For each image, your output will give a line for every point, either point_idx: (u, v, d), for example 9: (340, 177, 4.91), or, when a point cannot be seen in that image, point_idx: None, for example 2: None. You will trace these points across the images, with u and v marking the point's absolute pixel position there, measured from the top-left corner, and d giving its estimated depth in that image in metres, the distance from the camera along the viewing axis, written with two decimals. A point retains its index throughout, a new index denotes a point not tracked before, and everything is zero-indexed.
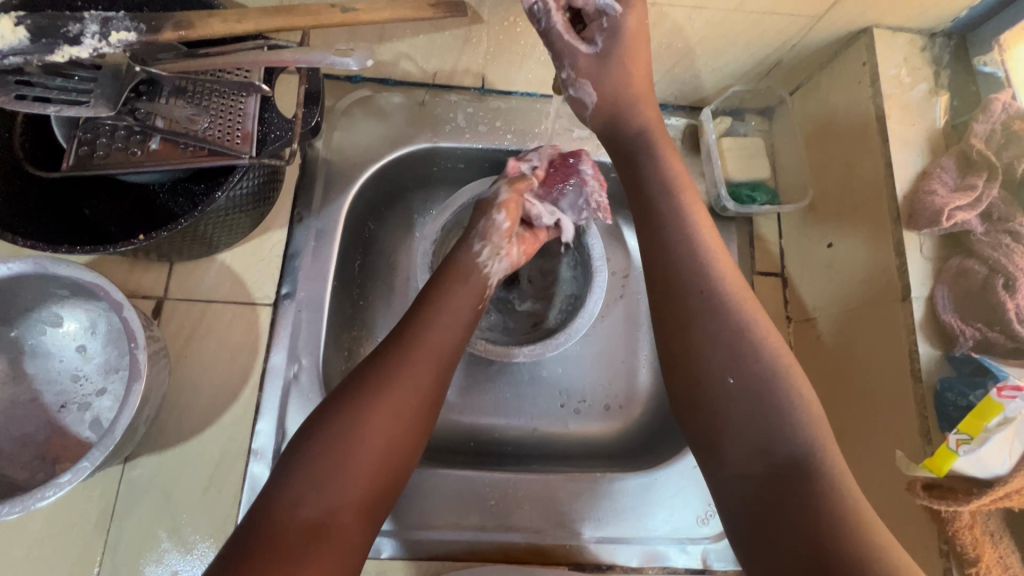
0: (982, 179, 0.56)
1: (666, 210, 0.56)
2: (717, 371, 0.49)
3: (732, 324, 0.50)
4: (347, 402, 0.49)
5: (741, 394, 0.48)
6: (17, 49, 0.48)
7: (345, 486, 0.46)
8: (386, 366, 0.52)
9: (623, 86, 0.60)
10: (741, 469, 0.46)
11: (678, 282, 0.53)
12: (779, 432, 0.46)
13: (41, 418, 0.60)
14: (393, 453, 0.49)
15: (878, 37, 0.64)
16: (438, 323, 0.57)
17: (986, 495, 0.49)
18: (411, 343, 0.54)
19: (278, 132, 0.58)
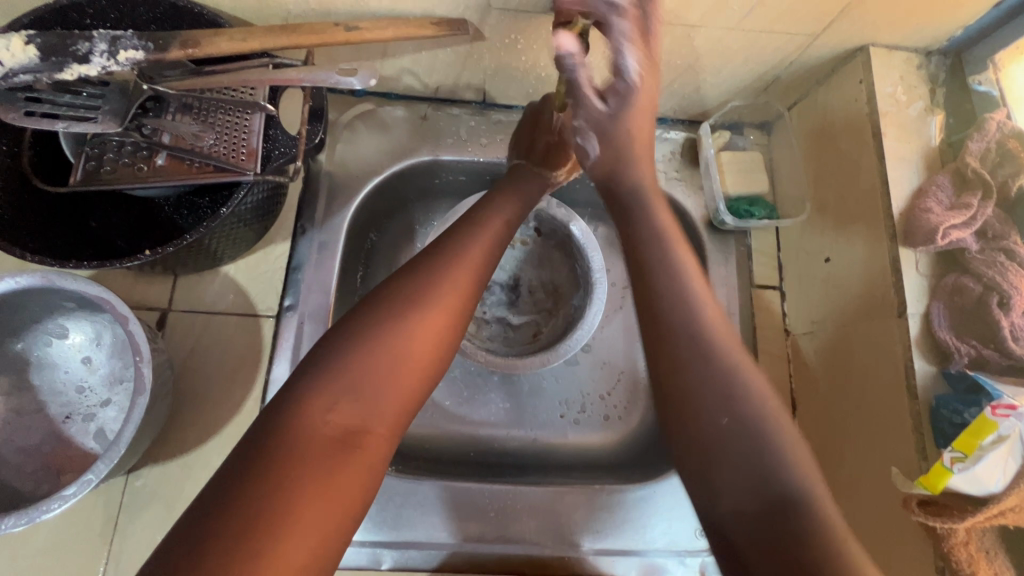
0: (977, 198, 0.57)
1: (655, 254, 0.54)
2: (709, 411, 0.46)
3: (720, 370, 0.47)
4: (383, 314, 0.47)
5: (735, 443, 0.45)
6: (28, 68, 0.49)
7: (379, 398, 0.44)
8: (425, 279, 0.50)
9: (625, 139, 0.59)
10: (735, 503, 0.43)
11: (666, 325, 0.50)
12: (772, 469, 0.43)
13: (46, 429, 0.61)
14: (429, 366, 0.48)
15: (875, 55, 0.65)
16: (476, 246, 0.55)
17: (982, 513, 0.48)
18: (450, 259, 0.52)
19: (283, 149, 0.60)
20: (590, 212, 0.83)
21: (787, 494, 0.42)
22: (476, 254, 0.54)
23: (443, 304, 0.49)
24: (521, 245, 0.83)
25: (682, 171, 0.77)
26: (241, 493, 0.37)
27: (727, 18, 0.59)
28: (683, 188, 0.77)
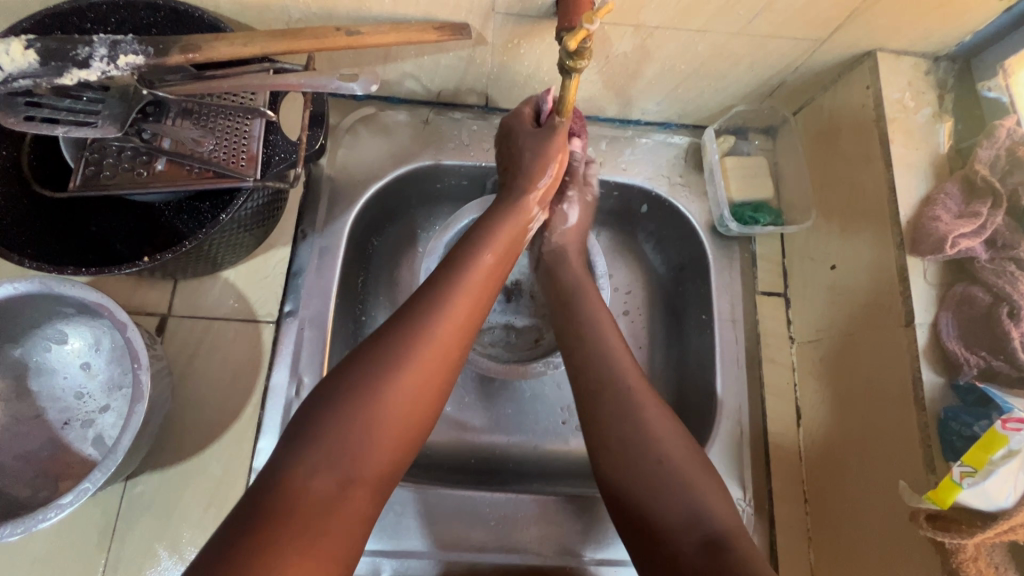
0: (986, 206, 0.56)
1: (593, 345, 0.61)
2: (649, 455, 0.53)
3: (654, 444, 0.54)
4: (368, 371, 0.48)
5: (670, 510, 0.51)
6: (27, 73, 0.48)
7: (363, 460, 0.46)
8: (408, 336, 0.50)
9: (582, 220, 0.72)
10: (675, 540, 0.49)
11: (607, 377, 0.58)
12: (704, 509, 0.50)
13: (45, 435, 0.61)
14: (410, 427, 0.49)
15: (882, 60, 0.64)
16: (462, 298, 0.54)
17: (991, 529, 0.48)
18: (438, 310, 0.52)
19: (283, 154, 0.59)
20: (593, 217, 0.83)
21: (719, 554, 0.47)
22: (466, 303, 0.54)
23: (428, 360, 0.50)
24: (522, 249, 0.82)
25: (687, 176, 0.76)
26: (230, 553, 0.39)
27: (732, 23, 0.58)
28: (687, 193, 0.76)
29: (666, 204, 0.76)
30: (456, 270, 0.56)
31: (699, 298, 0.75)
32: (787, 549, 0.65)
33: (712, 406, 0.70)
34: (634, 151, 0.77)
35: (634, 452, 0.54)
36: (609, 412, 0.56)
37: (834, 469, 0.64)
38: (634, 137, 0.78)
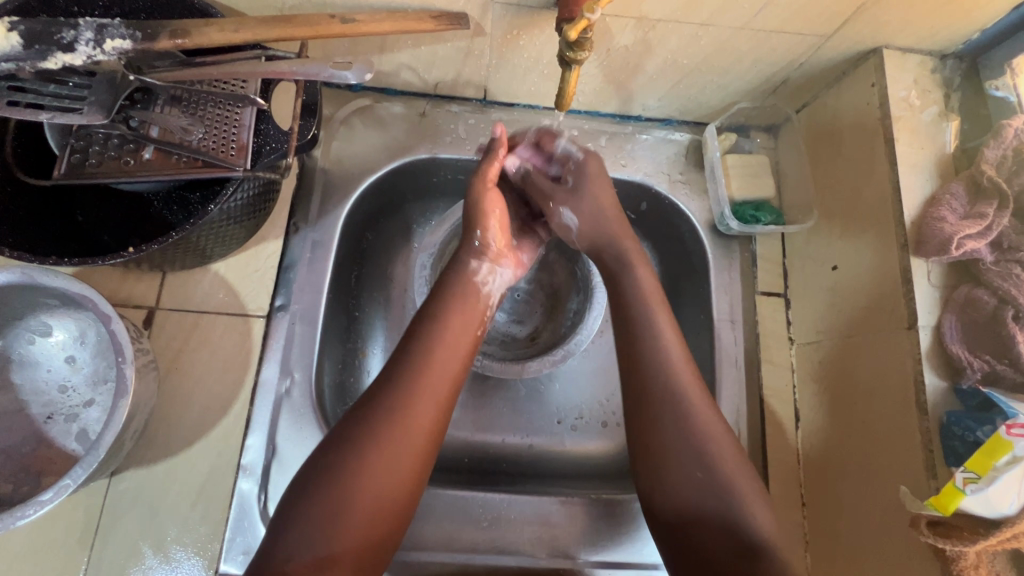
0: (992, 207, 0.55)
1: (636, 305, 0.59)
2: (667, 439, 0.53)
3: (684, 416, 0.53)
4: (343, 447, 0.48)
5: (691, 477, 0.51)
6: (10, 56, 0.47)
7: (344, 534, 0.45)
8: (378, 406, 0.50)
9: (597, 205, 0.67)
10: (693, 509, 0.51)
11: (641, 358, 0.56)
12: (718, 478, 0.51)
13: (26, 429, 0.59)
14: (389, 497, 0.48)
15: (888, 58, 0.63)
16: (433, 360, 0.53)
17: (993, 537, 0.47)
18: (410, 381, 0.51)
19: (274, 144, 0.57)
20: None
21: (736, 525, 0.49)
22: (441, 370, 0.53)
23: (406, 431, 0.49)
24: None
25: (687, 174, 0.75)
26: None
27: (737, 17, 0.57)
28: (687, 191, 0.75)
29: (665, 202, 0.75)
30: (427, 330, 0.55)
31: (696, 298, 0.74)
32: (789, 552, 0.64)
33: None
34: (635, 147, 0.76)
35: (669, 426, 0.53)
36: (644, 380, 0.55)
37: (834, 472, 0.63)
38: (635, 133, 0.77)
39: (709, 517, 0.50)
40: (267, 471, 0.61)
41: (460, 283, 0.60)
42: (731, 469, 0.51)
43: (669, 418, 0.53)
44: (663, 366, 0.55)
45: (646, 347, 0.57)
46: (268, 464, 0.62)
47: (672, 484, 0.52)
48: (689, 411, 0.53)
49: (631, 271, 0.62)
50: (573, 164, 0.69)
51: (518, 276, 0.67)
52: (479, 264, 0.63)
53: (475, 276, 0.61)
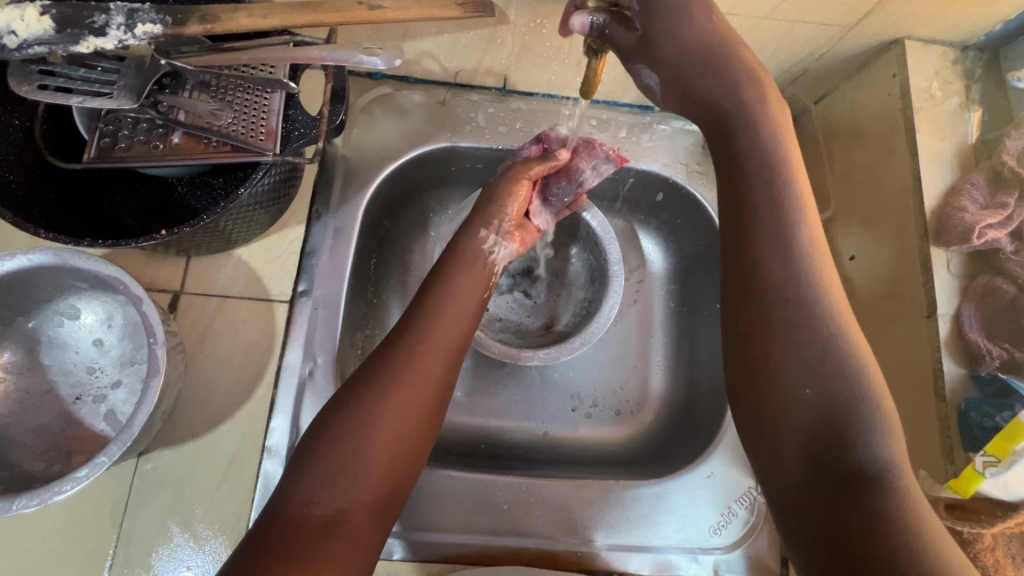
0: (1013, 197, 0.56)
1: (756, 191, 0.47)
2: (773, 303, 0.44)
3: (805, 314, 0.43)
4: (361, 394, 0.49)
5: (800, 376, 0.42)
6: (43, 40, 0.47)
7: (358, 485, 0.45)
8: (390, 361, 0.51)
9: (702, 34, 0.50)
10: (789, 388, 0.42)
11: (753, 207, 0.47)
12: (823, 349, 0.42)
13: (56, 409, 0.60)
14: (403, 447, 0.48)
15: (910, 49, 0.63)
16: (440, 322, 0.55)
17: (1010, 519, 0.50)
18: (420, 332, 0.53)
19: (303, 129, 0.58)
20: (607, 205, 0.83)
21: (838, 405, 0.41)
22: (443, 328, 0.54)
23: (416, 380, 0.50)
24: None
25: (701, 164, 0.77)
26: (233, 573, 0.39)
27: (760, 7, 0.57)
28: (704, 181, 0.76)
29: (683, 192, 0.76)
30: (438, 294, 0.57)
31: (709, 288, 0.77)
32: None
33: None
34: (653, 137, 0.77)
35: (787, 320, 0.44)
36: (751, 233, 0.47)
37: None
38: (652, 124, 0.78)
39: (809, 398, 0.41)
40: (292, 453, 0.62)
41: (471, 259, 0.61)
42: (840, 345, 0.42)
43: (783, 318, 0.44)
44: (769, 216, 0.46)
45: (764, 235, 0.46)
46: (292, 446, 0.62)
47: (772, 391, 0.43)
48: (814, 313, 0.43)
49: (747, 135, 0.49)
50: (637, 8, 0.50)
51: (518, 253, 0.68)
52: (489, 235, 0.64)
53: (482, 243, 0.63)
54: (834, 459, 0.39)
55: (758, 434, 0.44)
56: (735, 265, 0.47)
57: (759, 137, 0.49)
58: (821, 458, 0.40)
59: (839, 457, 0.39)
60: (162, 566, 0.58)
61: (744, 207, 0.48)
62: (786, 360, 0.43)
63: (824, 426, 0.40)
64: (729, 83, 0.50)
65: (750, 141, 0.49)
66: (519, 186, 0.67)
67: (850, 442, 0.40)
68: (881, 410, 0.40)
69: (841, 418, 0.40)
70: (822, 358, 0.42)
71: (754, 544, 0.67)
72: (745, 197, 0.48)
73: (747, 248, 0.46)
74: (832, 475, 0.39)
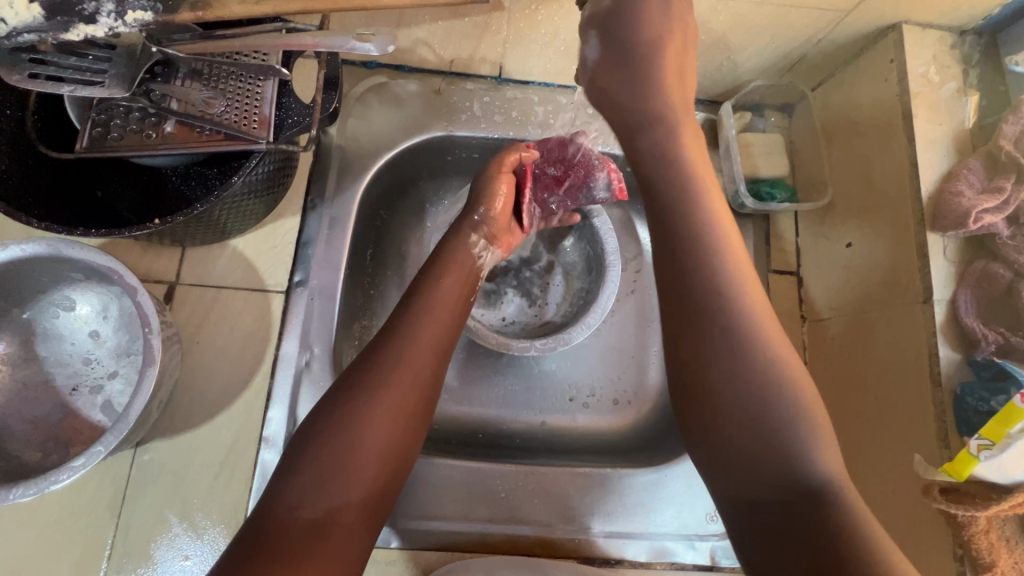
0: (1010, 181, 0.55)
1: (679, 221, 0.49)
2: (704, 332, 0.45)
3: (736, 331, 0.44)
4: (352, 393, 0.48)
5: (736, 403, 0.43)
6: (32, 27, 0.46)
7: (352, 487, 0.45)
8: (378, 360, 0.50)
9: (643, 44, 0.52)
10: (731, 415, 0.43)
11: (678, 237, 0.48)
12: (753, 373, 0.43)
13: (52, 401, 0.60)
14: (394, 448, 0.48)
15: (907, 33, 0.63)
16: (429, 321, 0.54)
17: (1005, 502, 0.49)
18: (410, 332, 0.53)
19: (296, 118, 0.58)
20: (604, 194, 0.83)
21: (774, 426, 0.42)
22: (432, 330, 0.54)
23: (405, 384, 0.50)
24: None
25: None
26: None
27: None
28: None
29: None
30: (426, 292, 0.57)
31: None
32: (891, 487, 0.59)
33: None
34: None
35: (717, 347, 0.44)
36: (679, 262, 0.47)
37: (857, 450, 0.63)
38: None
39: (747, 422, 0.42)
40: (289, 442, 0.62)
41: (460, 259, 0.62)
42: (768, 364, 0.44)
43: (717, 346, 0.44)
44: (694, 244, 0.47)
45: (693, 265, 0.47)
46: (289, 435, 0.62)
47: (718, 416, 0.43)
48: (746, 337, 0.44)
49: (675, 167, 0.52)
50: None
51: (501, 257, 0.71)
52: (478, 240, 0.65)
53: (473, 246, 0.64)
54: (781, 484, 0.40)
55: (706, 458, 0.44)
56: (668, 295, 0.47)
57: (675, 164, 0.52)
58: (770, 481, 0.41)
59: (788, 477, 0.40)
60: (161, 556, 0.58)
61: (672, 227, 0.49)
62: (727, 384, 0.43)
63: (767, 448, 0.41)
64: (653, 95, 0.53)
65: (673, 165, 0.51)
66: (503, 184, 0.67)
67: (793, 459, 0.41)
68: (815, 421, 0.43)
69: (783, 439, 0.41)
70: (755, 382, 0.43)
71: None
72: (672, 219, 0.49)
73: (681, 270, 0.47)
74: (786, 498, 0.40)
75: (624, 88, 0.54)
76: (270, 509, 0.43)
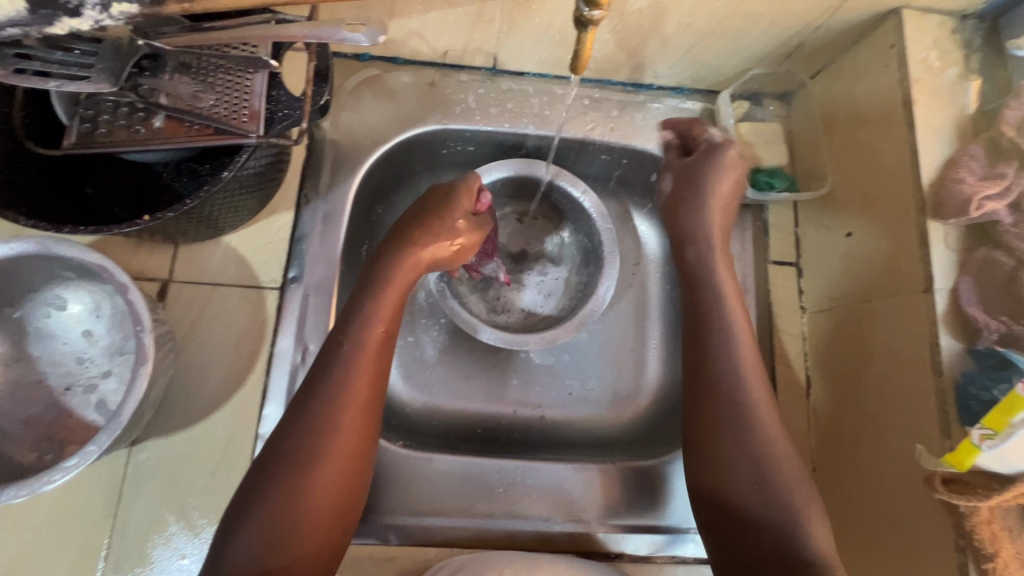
0: (1012, 167, 0.55)
1: (712, 316, 0.62)
2: (721, 411, 0.57)
3: (746, 409, 0.56)
4: (286, 462, 0.49)
5: (745, 468, 0.54)
6: (15, 21, 0.43)
7: (295, 547, 0.47)
8: (307, 426, 0.50)
9: (712, 184, 0.66)
10: (741, 477, 0.54)
11: (706, 332, 0.61)
12: (758, 444, 0.55)
13: (45, 401, 0.59)
14: (335, 508, 0.50)
15: (907, 19, 0.62)
16: (356, 375, 0.53)
17: (1008, 491, 0.48)
18: (336, 390, 0.52)
19: (286, 111, 0.57)
20: (601, 187, 0.82)
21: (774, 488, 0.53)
22: (364, 383, 0.53)
23: (334, 452, 0.50)
24: (512, 215, 0.80)
25: None
26: None
27: None
28: None
29: None
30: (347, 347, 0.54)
31: None
32: (892, 478, 0.58)
33: None
34: (646, 116, 0.76)
35: (730, 420, 0.56)
36: (705, 352, 0.60)
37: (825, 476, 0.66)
38: (645, 102, 0.76)
39: (751, 481, 0.54)
40: None
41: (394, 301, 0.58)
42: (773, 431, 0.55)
43: (731, 419, 0.56)
44: (717, 334, 0.61)
45: (716, 356, 0.59)
46: None
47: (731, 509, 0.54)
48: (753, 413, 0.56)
49: (709, 278, 0.65)
50: (707, 143, 0.68)
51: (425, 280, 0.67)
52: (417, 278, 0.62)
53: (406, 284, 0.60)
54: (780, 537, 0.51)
55: (719, 542, 0.54)
56: (694, 378, 0.60)
57: (704, 272, 0.65)
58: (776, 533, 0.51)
59: (786, 539, 0.50)
60: (159, 555, 0.58)
61: (700, 327, 0.62)
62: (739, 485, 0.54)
63: (774, 506, 0.52)
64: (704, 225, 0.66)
65: (708, 290, 0.64)
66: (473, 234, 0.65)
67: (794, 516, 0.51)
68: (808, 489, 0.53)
69: (783, 498, 0.52)
70: (761, 453, 0.54)
71: None
72: (702, 344, 0.61)
73: (708, 358, 0.60)
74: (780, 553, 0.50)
75: (688, 211, 0.67)
76: (225, 559, 0.46)
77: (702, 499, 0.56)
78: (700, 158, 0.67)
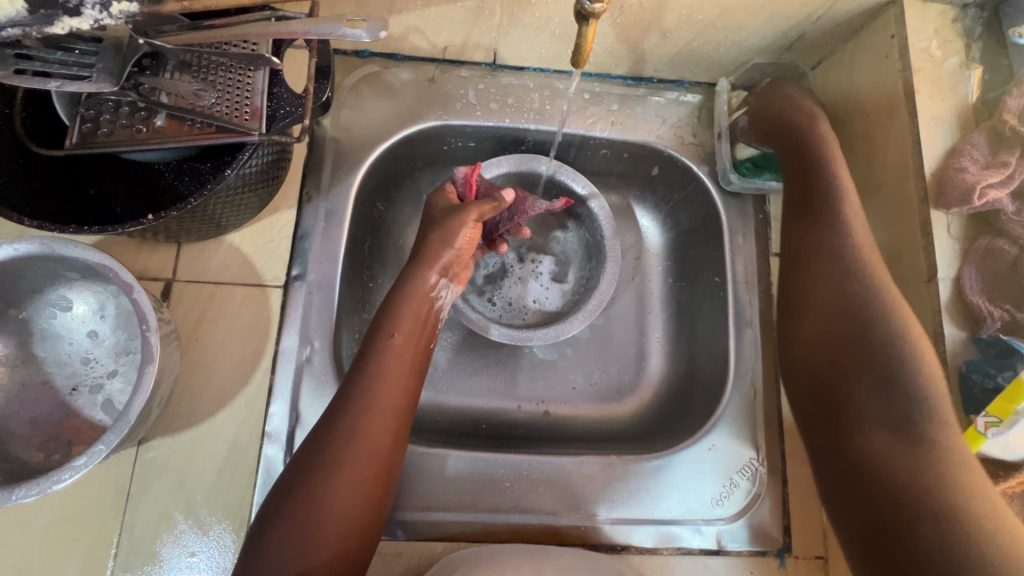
0: (1014, 156, 0.55)
1: (816, 202, 0.62)
2: (818, 295, 0.59)
3: (841, 286, 0.57)
4: (313, 471, 0.50)
5: (833, 342, 0.56)
6: (15, 22, 0.43)
7: (320, 548, 0.48)
8: (333, 433, 0.52)
9: (787, 99, 0.68)
10: (830, 349, 0.56)
11: (807, 226, 0.63)
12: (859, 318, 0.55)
13: (52, 401, 0.60)
14: (360, 514, 0.50)
15: (908, 8, 0.62)
16: (385, 384, 0.54)
17: (1013, 478, 0.52)
18: (364, 397, 0.53)
19: (289, 108, 0.57)
20: (603, 181, 0.82)
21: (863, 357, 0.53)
22: (390, 390, 0.54)
23: (358, 455, 0.51)
24: None
25: (695, 132, 0.76)
26: None
27: None
28: (699, 153, 0.75)
29: (676, 163, 0.76)
30: (373, 360, 0.55)
31: (711, 260, 0.76)
32: None
33: (724, 369, 0.71)
34: (646, 109, 0.76)
35: (827, 299, 0.57)
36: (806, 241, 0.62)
37: None
38: (646, 95, 0.76)
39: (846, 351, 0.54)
40: (293, 438, 0.62)
41: (416, 304, 0.60)
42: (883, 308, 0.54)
43: (827, 299, 0.57)
44: (817, 226, 0.61)
45: (816, 242, 0.61)
46: (293, 431, 0.62)
47: (843, 443, 0.52)
48: (851, 290, 0.56)
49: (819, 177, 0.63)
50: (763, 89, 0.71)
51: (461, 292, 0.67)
52: (439, 279, 0.62)
53: (429, 289, 0.61)
54: (877, 406, 0.51)
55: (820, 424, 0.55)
56: (799, 270, 0.62)
57: (806, 167, 0.64)
58: (867, 400, 0.51)
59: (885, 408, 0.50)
60: (168, 553, 0.58)
61: (805, 217, 0.63)
62: (851, 408, 0.52)
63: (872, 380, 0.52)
64: (818, 131, 0.65)
65: (814, 185, 0.63)
66: (471, 225, 0.64)
67: (891, 385, 0.51)
68: (917, 365, 0.51)
69: (875, 365, 0.52)
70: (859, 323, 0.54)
71: (755, 514, 0.67)
72: (816, 270, 0.60)
73: (814, 243, 0.61)
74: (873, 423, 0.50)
75: (794, 117, 0.67)
76: (251, 563, 0.47)
77: (810, 389, 0.57)
78: (769, 90, 0.70)
